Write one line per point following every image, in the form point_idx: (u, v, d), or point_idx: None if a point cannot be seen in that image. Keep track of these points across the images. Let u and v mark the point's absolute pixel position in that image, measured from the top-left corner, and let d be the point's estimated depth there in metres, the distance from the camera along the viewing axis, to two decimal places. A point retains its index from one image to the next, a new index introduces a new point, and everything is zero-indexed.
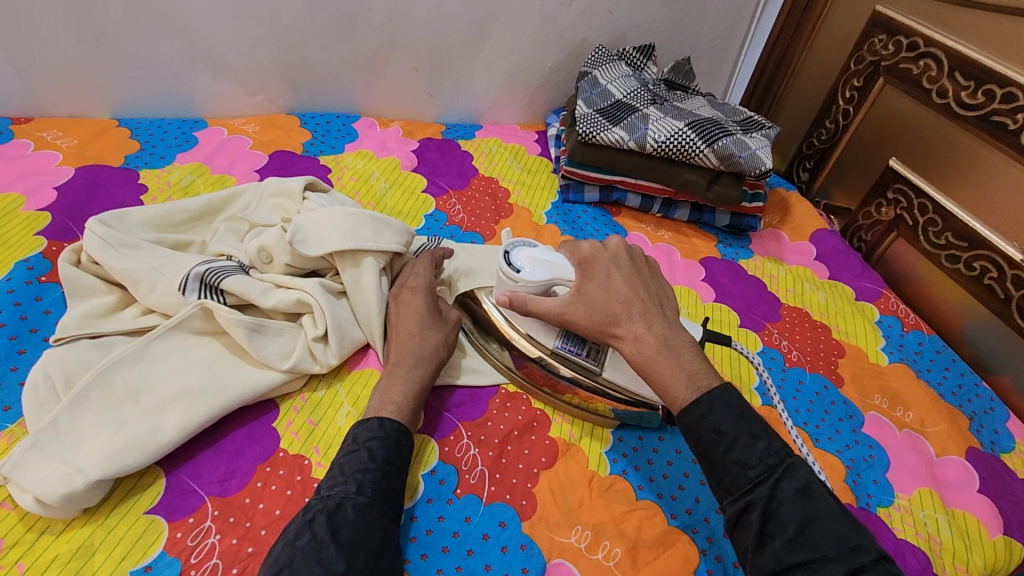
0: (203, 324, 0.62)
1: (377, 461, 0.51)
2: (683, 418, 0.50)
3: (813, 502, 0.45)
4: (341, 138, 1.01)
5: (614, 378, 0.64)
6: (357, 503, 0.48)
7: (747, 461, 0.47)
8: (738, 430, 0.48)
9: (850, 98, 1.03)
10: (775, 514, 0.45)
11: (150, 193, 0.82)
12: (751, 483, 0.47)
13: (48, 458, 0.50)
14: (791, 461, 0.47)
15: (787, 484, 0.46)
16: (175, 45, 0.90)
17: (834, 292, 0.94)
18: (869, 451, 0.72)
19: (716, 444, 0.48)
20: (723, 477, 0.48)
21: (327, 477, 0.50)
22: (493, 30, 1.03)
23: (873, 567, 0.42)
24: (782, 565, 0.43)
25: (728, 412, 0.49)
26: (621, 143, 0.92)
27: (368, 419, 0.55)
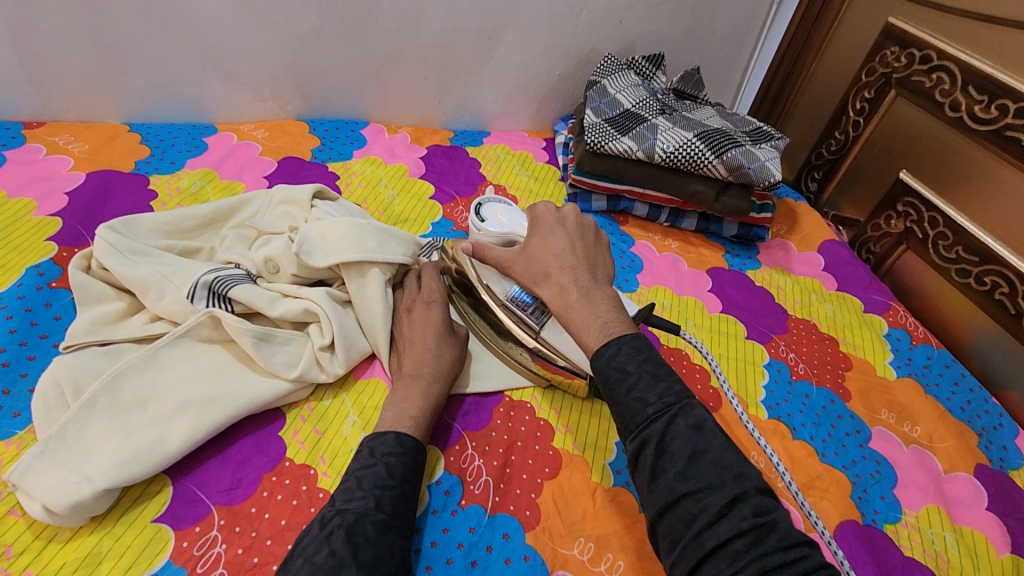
0: (211, 332, 0.63)
1: (395, 478, 0.51)
2: (595, 359, 0.50)
3: (705, 436, 0.44)
4: (350, 145, 1.02)
5: (551, 340, 0.65)
6: (377, 521, 0.48)
7: (647, 399, 0.46)
8: (642, 370, 0.48)
9: (861, 110, 1.02)
10: (668, 447, 0.44)
11: (160, 198, 0.83)
12: (649, 420, 0.45)
13: (56, 467, 0.50)
14: (688, 401, 0.46)
15: (681, 420, 0.45)
16: (186, 51, 0.91)
17: (842, 304, 0.93)
18: (876, 466, 0.71)
19: (620, 383, 0.48)
20: (623, 415, 0.47)
21: (343, 489, 0.50)
22: (503, 37, 1.03)
23: (753, 494, 0.41)
24: (671, 497, 0.42)
25: (634, 355, 0.48)
26: (629, 153, 0.92)
27: (385, 432, 0.55)
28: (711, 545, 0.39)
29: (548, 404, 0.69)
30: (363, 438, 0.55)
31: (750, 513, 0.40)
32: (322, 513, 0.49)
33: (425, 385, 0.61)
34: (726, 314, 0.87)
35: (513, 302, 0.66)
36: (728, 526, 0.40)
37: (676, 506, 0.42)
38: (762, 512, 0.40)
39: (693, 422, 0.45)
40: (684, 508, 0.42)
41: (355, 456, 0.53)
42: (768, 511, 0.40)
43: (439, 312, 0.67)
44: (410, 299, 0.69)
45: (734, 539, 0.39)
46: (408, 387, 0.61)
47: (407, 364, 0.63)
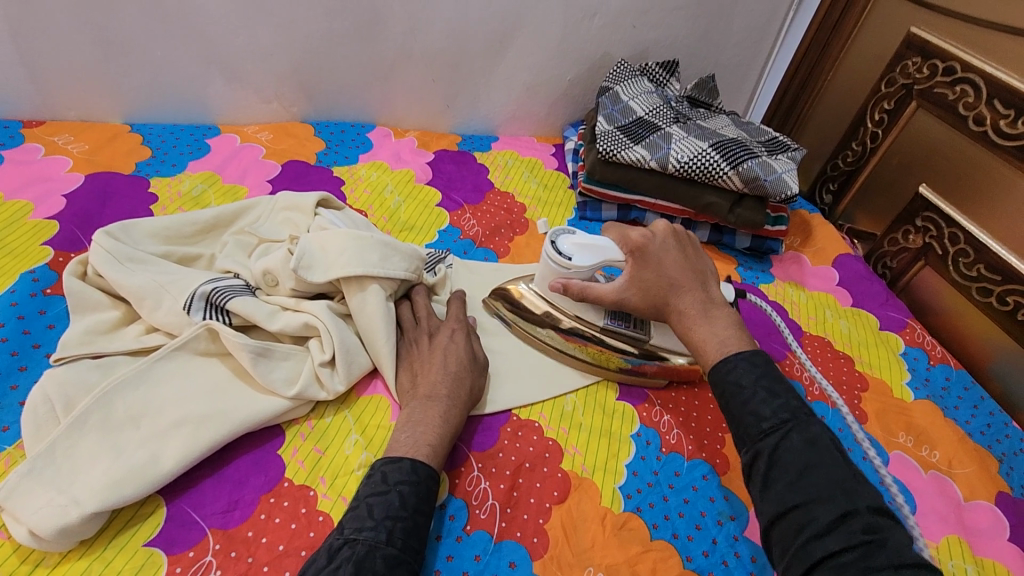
0: (208, 345, 0.61)
1: (409, 508, 0.50)
2: (713, 373, 0.55)
3: (818, 452, 0.46)
4: (356, 148, 1.00)
5: (661, 341, 0.71)
6: (387, 556, 0.46)
7: (762, 413, 0.50)
8: (758, 386, 0.52)
9: (880, 121, 1.00)
10: (780, 461, 0.47)
11: (160, 202, 0.80)
12: (763, 433, 0.49)
13: (44, 487, 0.48)
14: (805, 417, 0.49)
15: (796, 436, 0.48)
16: (191, 51, 0.89)
17: (857, 321, 0.91)
18: (894, 493, 0.69)
19: (735, 397, 0.52)
20: (738, 426, 0.51)
21: (354, 516, 0.48)
22: (513, 42, 1.01)
23: (866, 513, 0.42)
24: (782, 508, 0.45)
25: (749, 371, 0.53)
26: (642, 162, 0.89)
27: (399, 458, 0.53)
28: (818, 555, 0.41)
29: (556, 424, 0.67)
30: (377, 462, 0.53)
31: (861, 529, 0.42)
32: (330, 539, 0.47)
33: (436, 407, 0.59)
34: (739, 330, 0.85)
35: (604, 319, 0.71)
36: (837, 540, 0.41)
37: (786, 517, 0.45)
38: (874, 530, 0.41)
39: (808, 438, 0.47)
40: (794, 519, 0.44)
41: (368, 480, 0.52)
42: (881, 531, 0.41)
43: (463, 344, 0.66)
44: (434, 325, 0.68)
45: (844, 551, 0.41)
46: (419, 408, 0.59)
47: (419, 387, 0.61)
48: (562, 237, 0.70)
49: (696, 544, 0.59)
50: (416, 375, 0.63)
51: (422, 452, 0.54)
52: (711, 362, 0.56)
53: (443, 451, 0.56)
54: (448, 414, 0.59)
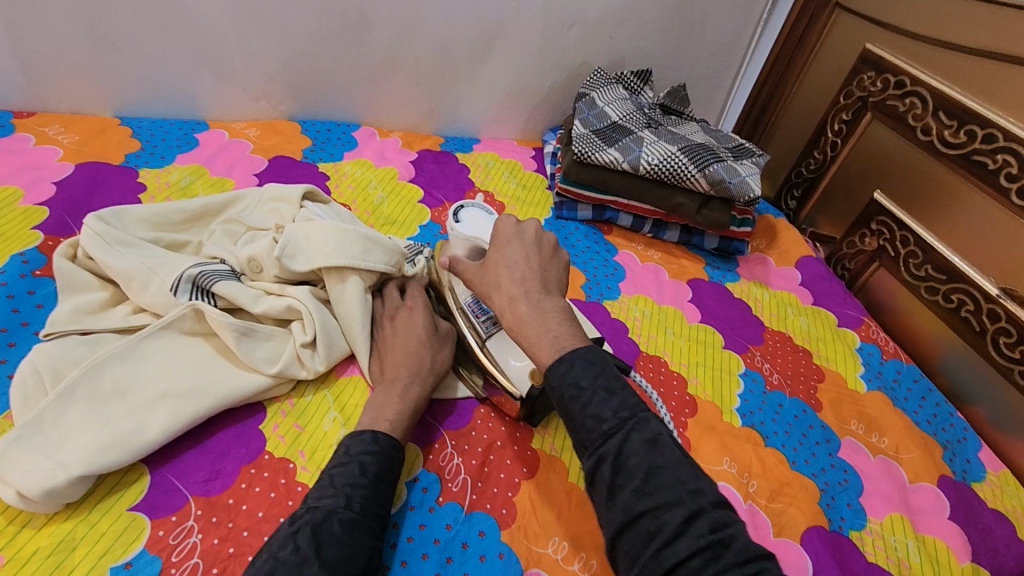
0: (194, 325, 0.63)
1: (368, 476, 0.52)
2: (549, 375, 0.50)
3: (661, 452, 0.44)
4: (341, 146, 1.03)
5: (492, 350, 0.67)
6: (345, 519, 0.48)
7: (602, 415, 0.46)
8: (597, 386, 0.48)
9: (839, 131, 1.06)
10: (625, 465, 0.44)
11: (149, 192, 0.83)
12: (604, 436, 0.45)
13: (32, 452, 0.51)
14: (643, 415, 0.46)
15: (636, 436, 0.45)
16: (182, 47, 0.92)
17: (816, 318, 0.96)
18: (843, 475, 0.73)
19: (574, 400, 0.47)
20: (579, 431, 0.47)
21: (317, 487, 0.51)
22: (495, 48, 1.06)
23: (711, 510, 0.41)
24: (630, 516, 0.42)
25: (588, 369, 0.48)
26: (615, 164, 0.94)
27: (362, 431, 0.56)
28: (669, 563, 0.39)
29: None
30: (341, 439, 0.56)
31: (707, 529, 0.40)
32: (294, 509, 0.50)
33: (396, 385, 0.62)
34: (704, 324, 0.90)
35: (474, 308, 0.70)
36: (685, 545, 0.39)
37: (634, 525, 0.42)
38: (719, 527, 0.40)
39: (648, 437, 0.44)
40: (643, 526, 0.41)
41: (332, 456, 0.54)
42: (724, 526, 0.40)
43: (419, 324, 0.68)
44: (394, 307, 0.71)
45: (692, 557, 0.39)
46: (382, 390, 0.62)
47: (385, 367, 0.64)
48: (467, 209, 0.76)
49: None
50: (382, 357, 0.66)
51: (382, 424, 0.57)
52: (545, 363, 0.51)
53: (400, 426, 0.58)
54: (405, 392, 0.61)
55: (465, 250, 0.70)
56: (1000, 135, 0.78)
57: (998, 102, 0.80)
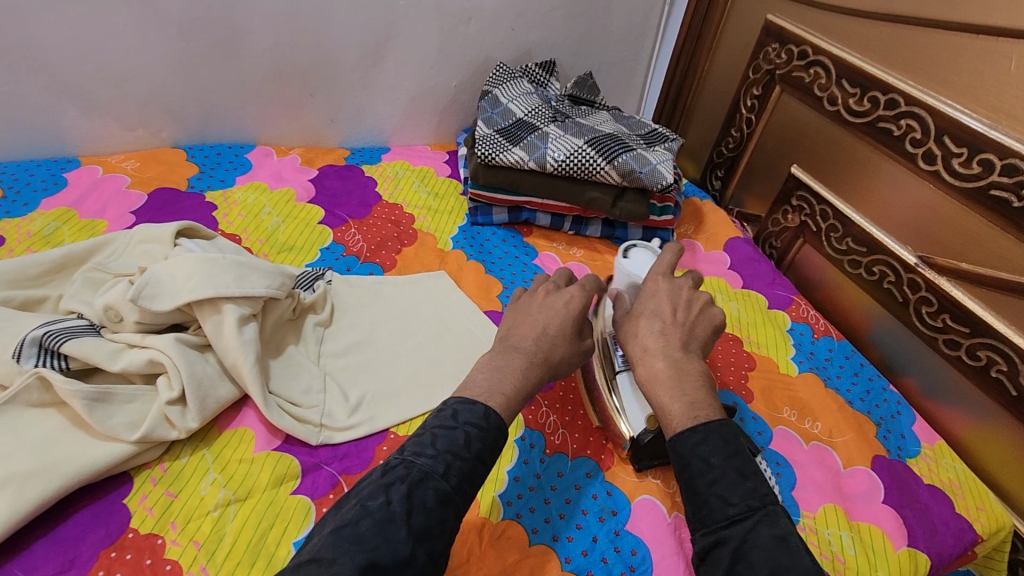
0: (42, 395, 0.57)
1: (470, 451, 0.49)
2: (676, 441, 0.51)
3: (789, 551, 0.44)
4: (233, 170, 0.96)
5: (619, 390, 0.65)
6: (439, 490, 0.46)
7: (729, 498, 0.47)
8: (727, 466, 0.48)
9: (752, 107, 1.03)
10: (747, 556, 0.44)
11: (7, 245, 0.75)
12: (730, 520, 0.46)
13: None
14: (773, 508, 0.47)
15: (765, 530, 0.45)
16: (34, 80, 0.84)
17: (746, 302, 0.93)
18: (776, 468, 0.70)
19: (699, 474, 0.49)
20: (701, 507, 0.48)
21: (418, 442, 0.49)
22: (389, 52, 1.00)
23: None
24: None
25: (720, 448, 0.50)
26: (521, 164, 0.89)
27: (473, 401, 0.52)
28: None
29: None
30: (448, 399, 0.53)
31: None
32: (392, 458, 0.48)
33: (519, 356, 0.57)
34: None
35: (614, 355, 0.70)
36: None
37: None
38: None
39: (777, 533, 0.45)
40: None
41: (437, 413, 0.51)
42: None
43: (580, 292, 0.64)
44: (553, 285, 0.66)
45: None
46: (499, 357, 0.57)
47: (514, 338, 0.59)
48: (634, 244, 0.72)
49: (575, 544, 0.59)
50: (513, 326, 0.61)
51: (496, 399, 0.53)
52: (676, 428, 0.52)
53: (516, 403, 0.54)
54: (526, 369, 0.56)
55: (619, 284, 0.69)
56: (901, 100, 0.76)
57: (897, 65, 0.77)
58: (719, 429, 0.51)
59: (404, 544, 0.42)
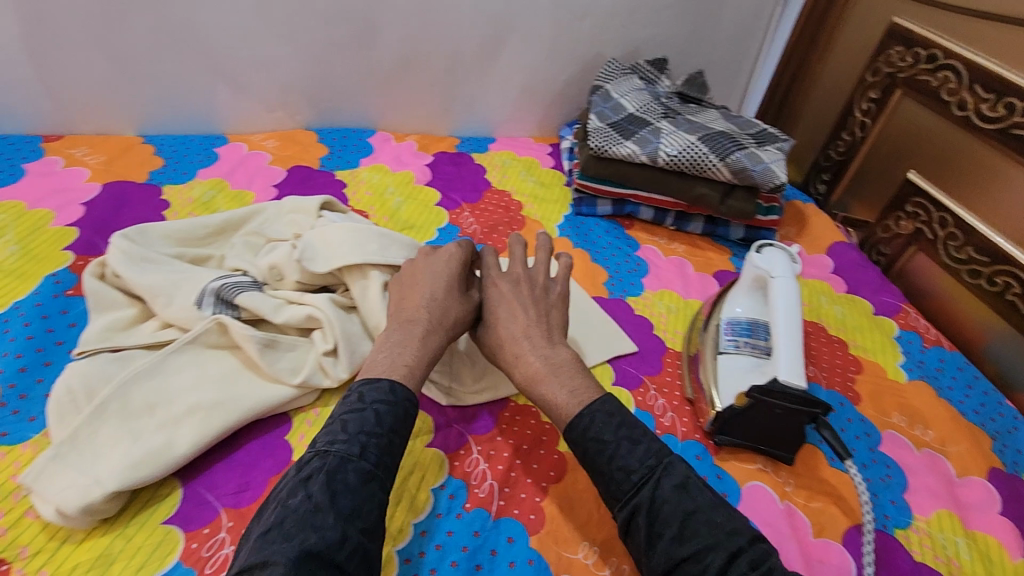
0: (219, 338, 0.64)
1: (383, 426, 0.52)
2: (568, 430, 0.55)
3: (690, 495, 0.50)
4: (357, 153, 1.03)
5: (721, 368, 0.70)
6: (360, 469, 0.48)
7: (629, 466, 0.52)
8: (619, 437, 0.53)
9: (867, 110, 1.02)
10: (660, 513, 0.49)
11: (172, 208, 0.85)
12: (636, 486, 0.51)
13: (68, 471, 0.52)
14: (668, 460, 0.52)
15: (666, 483, 0.50)
16: (197, 63, 0.93)
17: (851, 306, 0.93)
18: (885, 470, 0.70)
19: (599, 453, 0.53)
20: (609, 484, 0.52)
21: (328, 432, 0.51)
22: (505, 46, 1.05)
23: (748, 547, 0.47)
24: (672, 562, 0.47)
25: (608, 423, 0.54)
26: (633, 157, 0.92)
27: (378, 380, 0.55)
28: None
29: None
30: (353, 384, 0.55)
31: (748, 567, 0.46)
32: (307, 453, 0.50)
33: (415, 328, 0.60)
34: None
35: (734, 343, 0.71)
36: None
37: (677, 569, 0.47)
38: (757, 564, 0.46)
39: (677, 483, 0.50)
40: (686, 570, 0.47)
41: (344, 401, 0.54)
42: (764, 562, 0.47)
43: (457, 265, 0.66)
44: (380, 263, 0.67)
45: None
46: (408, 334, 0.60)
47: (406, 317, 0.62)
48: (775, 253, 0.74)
49: None
50: (400, 298, 0.64)
51: (398, 372, 0.56)
52: (566, 418, 0.56)
53: (418, 372, 0.57)
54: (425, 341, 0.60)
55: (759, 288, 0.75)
56: None
57: None
58: (602, 404, 0.56)
59: (332, 525, 0.44)
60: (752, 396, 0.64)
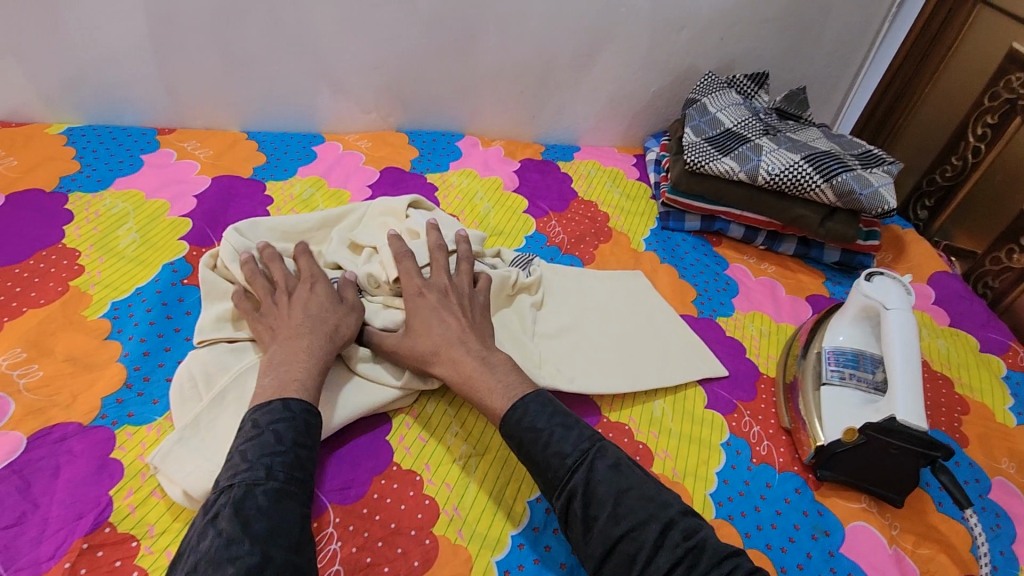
0: None
1: (284, 444, 0.50)
2: (505, 424, 0.56)
3: (623, 475, 0.51)
4: (446, 156, 1.04)
5: (823, 401, 0.68)
6: (269, 490, 0.47)
7: (563, 452, 0.52)
8: (552, 425, 0.54)
9: (982, 135, 0.99)
10: (594, 495, 0.50)
11: (276, 204, 0.88)
12: (570, 471, 0.51)
13: (193, 454, 0.55)
14: (600, 444, 0.53)
15: (600, 464, 0.52)
16: (303, 65, 0.97)
17: (955, 341, 0.87)
18: (996, 520, 0.66)
19: (534, 442, 0.53)
20: (545, 472, 0.52)
21: (228, 467, 0.49)
22: (600, 55, 1.04)
23: (680, 520, 0.49)
24: (610, 543, 0.48)
25: (542, 412, 0.55)
26: (731, 174, 0.90)
27: (269, 403, 0.54)
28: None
29: (646, 428, 0.68)
30: (244, 415, 0.53)
31: (681, 538, 0.47)
32: (211, 495, 0.48)
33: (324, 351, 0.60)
34: None
35: (840, 375, 0.69)
36: (666, 557, 0.47)
37: (615, 550, 0.48)
38: (690, 534, 0.48)
39: (610, 463, 0.52)
40: (623, 550, 0.48)
41: (240, 433, 0.52)
42: (695, 531, 0.48)
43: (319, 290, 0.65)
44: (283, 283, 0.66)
45: (673, 567, 0.46)
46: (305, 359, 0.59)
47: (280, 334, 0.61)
48: (891, 283, 0.71)
49: (790, 556, 0.59)
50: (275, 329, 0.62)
51: (290, 390, 0.55)
52: (500, 412, 0.57)
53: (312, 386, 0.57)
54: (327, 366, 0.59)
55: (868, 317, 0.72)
56: None
57: None
58: (535, 397, 0.57)
59: (249, 551, 0.42)
60: (867, 434, 0.62)
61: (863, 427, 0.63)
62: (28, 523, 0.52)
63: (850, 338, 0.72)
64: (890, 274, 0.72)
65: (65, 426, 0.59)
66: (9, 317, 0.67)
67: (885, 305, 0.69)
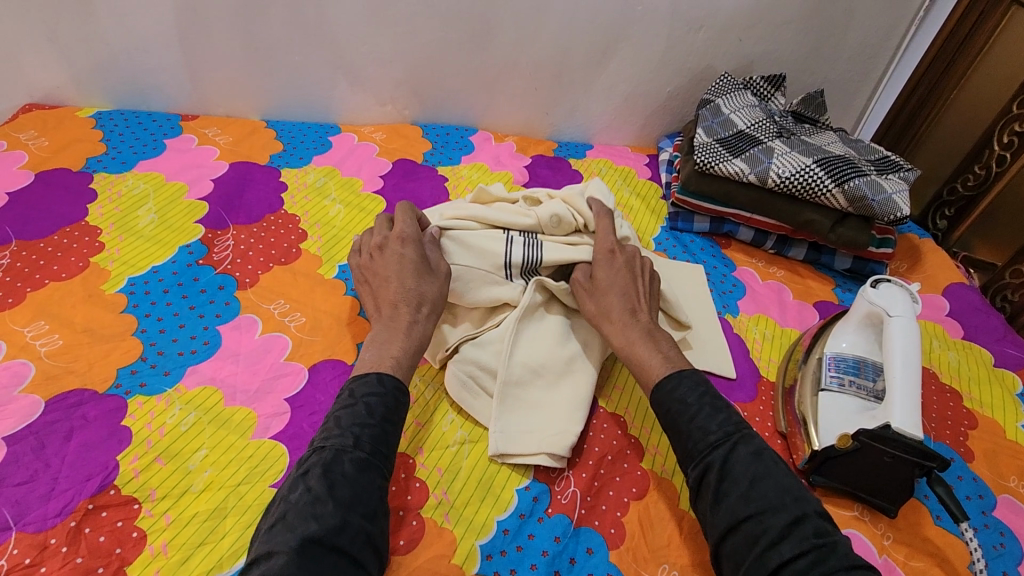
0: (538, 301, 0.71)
1: (374, 416, 0.53)
2: (657, 392, 0.60)
3: (765, 462, 0.53)
4: (459, 150, 1.06)
5: (822, 409, 0.67)
6: (354, 459, 0.50)
7: (708, 428, 0.55)
8: (702, 402, 0.57)
9: (1009, 143, 0.99)
10: (730, 472, 0.52)
11: (289, 191, 0.90)
12: (711, 446, 0.54)
13: (535, 428, 0.63)
14: (747, 430, 0.55)
15: (742, 448, 0.53)
16: (322, 56, 0.99)
17: (968, 355, 0.85)
18: (1000, 538, 0.65)
19: (681, 414, 0.57)
20: (686, 442, 0.56)
21: (323, 431, 0.53)
22: (616, 53, 1.04)
23: (814, 518, 0.49)
24: (735, 519, 0.50)
25: (694, 389, 0.58)
26: (740, 176, 0.90)
27: (364, 375, 0.57)
28: (774, 562, 0.47)
29: (640, 422, 0.68)
30: (344, 384, 0.57)
31: (812, 534, 0.48)
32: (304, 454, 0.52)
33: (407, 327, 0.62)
34: None
35: (838, 382, 0.68)
36: (790, 547, 0.47)
37: (739, 527, 0.50)
38: (823, 533, 0.48)
39: (753, 450, 0.53)
40: (747, 529, 0.49)
41: (336, 400, 0.56)
42: (829, 534, 0.48)
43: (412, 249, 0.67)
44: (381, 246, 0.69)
45: (797, 557, 0.47)
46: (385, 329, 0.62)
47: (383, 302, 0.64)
48: (893, 289, 0.70)
49: None
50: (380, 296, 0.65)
51: (386, 365, 0.58)
52: (656, 377, 0.61)
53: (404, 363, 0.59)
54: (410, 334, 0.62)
55: (870, 324, 0.71)
56: None
57: None
58: (691, 375, 0.60)
59: (331, 513, 0.46)
60: (859, 440, 0.61)
61: (855, 432, 0.61)
62: (40, 481, 0.55)
63: (852, 344, 0.71)
64: (894, 280, 0.71)
65: (81, 393, 0.62)
66: (32, 288, 0.71)
67: (886, 311, 0.68)
